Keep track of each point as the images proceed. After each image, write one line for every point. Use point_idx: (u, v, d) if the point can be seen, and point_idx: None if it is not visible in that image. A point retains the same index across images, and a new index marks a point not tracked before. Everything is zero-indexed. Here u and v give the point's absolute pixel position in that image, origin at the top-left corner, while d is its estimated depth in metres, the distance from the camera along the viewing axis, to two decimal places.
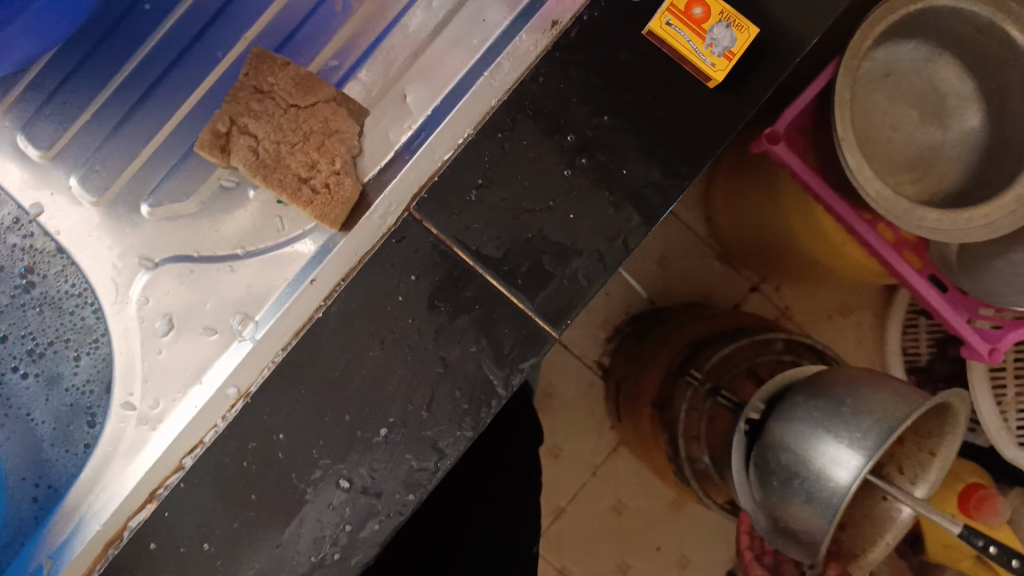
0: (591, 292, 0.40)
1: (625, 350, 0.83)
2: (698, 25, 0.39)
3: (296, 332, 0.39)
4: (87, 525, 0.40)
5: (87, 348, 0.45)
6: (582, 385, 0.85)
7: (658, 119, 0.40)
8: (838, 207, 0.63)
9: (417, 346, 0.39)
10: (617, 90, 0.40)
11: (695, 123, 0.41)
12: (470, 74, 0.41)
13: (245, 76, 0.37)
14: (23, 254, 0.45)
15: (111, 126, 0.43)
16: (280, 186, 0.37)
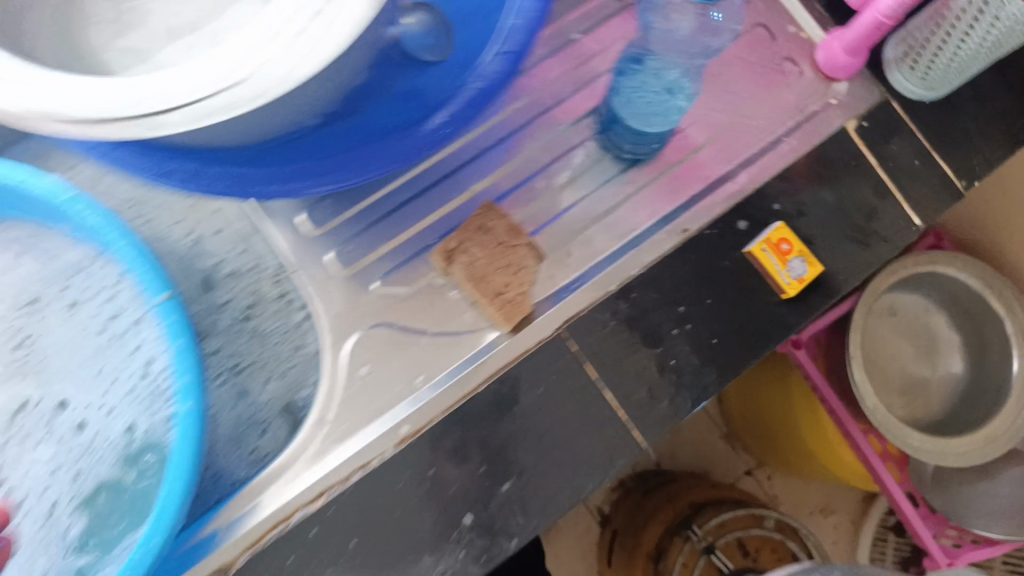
0: (666, 423, 0.53)
1: (632, 495, 0.95)
2: (783, 255, 0.55)
3: (460, 398, 0.53)
4: (259, 506, 0.52)
5: (277, 374, 0.58)
6: (585, 524, 0.98)
7: (744, 311, 0.55)
8: (838, 407, 0.78)
9: (534, 432, 0.52)
10: (721, 282, 0.55)
11: (773, 318, 0.55)
12: (621, 247, 0.56)
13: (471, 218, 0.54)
14: (250, 292, 0.59)
15: (363, 225, 0.56)
16: (482, 292, 0.53)
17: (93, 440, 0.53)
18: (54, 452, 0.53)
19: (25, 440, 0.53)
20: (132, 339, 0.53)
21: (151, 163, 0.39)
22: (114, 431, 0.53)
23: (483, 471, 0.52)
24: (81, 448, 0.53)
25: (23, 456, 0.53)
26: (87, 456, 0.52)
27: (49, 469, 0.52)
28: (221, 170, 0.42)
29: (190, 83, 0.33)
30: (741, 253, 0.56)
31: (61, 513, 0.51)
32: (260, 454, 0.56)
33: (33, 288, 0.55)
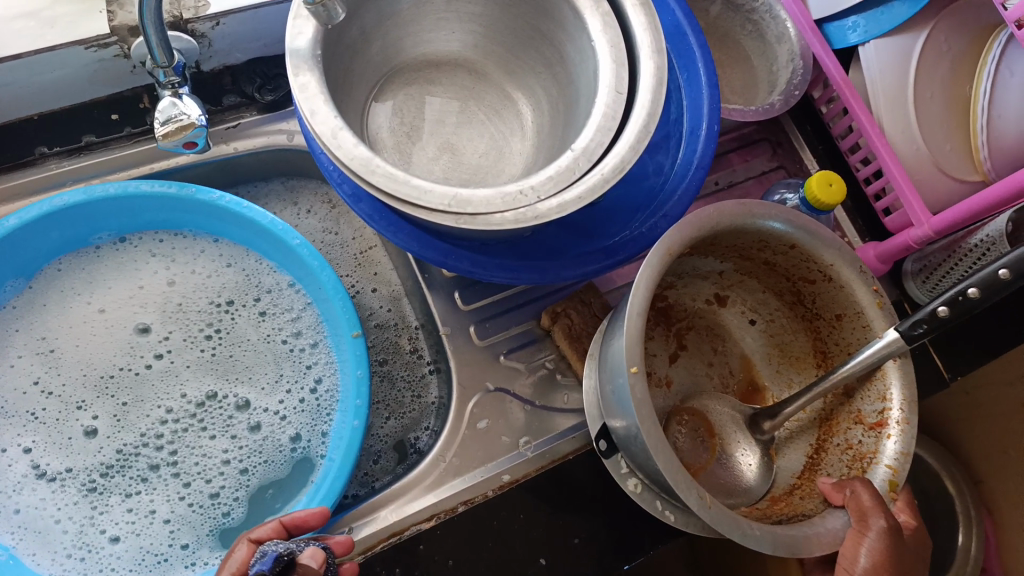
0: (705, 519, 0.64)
1: None
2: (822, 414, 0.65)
3: (553, 459, 0.65)
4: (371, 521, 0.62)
5: (396, 414, 0.70)
6: None
7: None
8: None
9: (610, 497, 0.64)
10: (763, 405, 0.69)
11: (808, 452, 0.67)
12: None
13: (576, 295, 0.69)
14: (388, 344, 0.73)
15: (499, 310, 0.70)
16: (575, 348, 0.66)
17: (261, 440, 0.63)
18: (223, 442, 0.63)
19: (199, 424, 0.63)
20: (308, 358, 0.66)
21: (414, 239, 0.54)
22: (282, 436, 0.64)
23: (572, 518, 0.63)
24: (248, 445, 0.63)
25: (200, 444, 0.63)
26: (253, 454, 0.63)
27: (220, 455, 0.62)
28: (461, 253, 0.55)
29: (495, 201, 0.48)
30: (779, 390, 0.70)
31: (225, 496, 0.61)
32: (366, 478, 0.68)
33: (229, 294, 0.67)
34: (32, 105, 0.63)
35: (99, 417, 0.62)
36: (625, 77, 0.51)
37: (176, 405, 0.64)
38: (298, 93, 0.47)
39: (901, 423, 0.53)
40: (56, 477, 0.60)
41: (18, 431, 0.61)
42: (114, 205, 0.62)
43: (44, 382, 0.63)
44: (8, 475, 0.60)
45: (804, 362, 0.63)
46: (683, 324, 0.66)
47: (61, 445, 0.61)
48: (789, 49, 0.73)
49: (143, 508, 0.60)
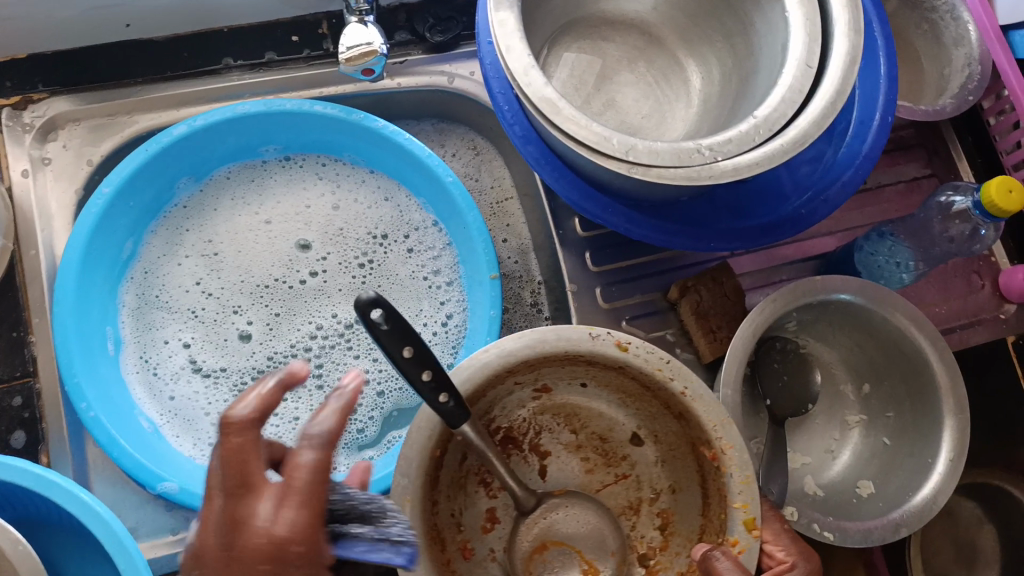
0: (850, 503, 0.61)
1: None
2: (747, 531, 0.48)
3: None
4: None
5: None
6: None
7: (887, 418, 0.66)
8: None
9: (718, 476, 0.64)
10: (885, 406, 0.66)
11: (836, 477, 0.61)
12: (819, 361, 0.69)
13: (708, 272, 0.68)
14: (511, 295, 0.74)
15: (630, 276, 0.70)
16: (700, 325, 0.66)
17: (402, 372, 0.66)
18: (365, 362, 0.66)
19: (344, 342, 0.67)
20: (443, 292, 0.68)
21: (575, 188, 0.55)
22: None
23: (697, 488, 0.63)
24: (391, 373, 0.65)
25: (341, 359, 0.66)
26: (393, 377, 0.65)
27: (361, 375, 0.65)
28: (618, 209, 0.56)
29: (672, 156, 0.49)
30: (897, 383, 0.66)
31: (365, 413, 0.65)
32: None
33: (385, 227, 0.70)
34: (221, 16, 0.66)
35: (249, 321, 0.66)
36: (817, 52, 0.51)
37: (325, 323, 0.67)
38: (498, 28, 0.49)
39: (725, 450, 0.48)
40: (211, 371, 0.65)
41: (183, 325, 0.66)
42: (288, 121, 0.65)
43: (204, 284, 0.67)
44: (168, 364, 0.64)
45: (666, 416, 0.54)
46: (532, 435, 0.60)
47: (221, 341, 0.66)
48: (966, 54, 0.70)
49: (285, 410, 0.64)
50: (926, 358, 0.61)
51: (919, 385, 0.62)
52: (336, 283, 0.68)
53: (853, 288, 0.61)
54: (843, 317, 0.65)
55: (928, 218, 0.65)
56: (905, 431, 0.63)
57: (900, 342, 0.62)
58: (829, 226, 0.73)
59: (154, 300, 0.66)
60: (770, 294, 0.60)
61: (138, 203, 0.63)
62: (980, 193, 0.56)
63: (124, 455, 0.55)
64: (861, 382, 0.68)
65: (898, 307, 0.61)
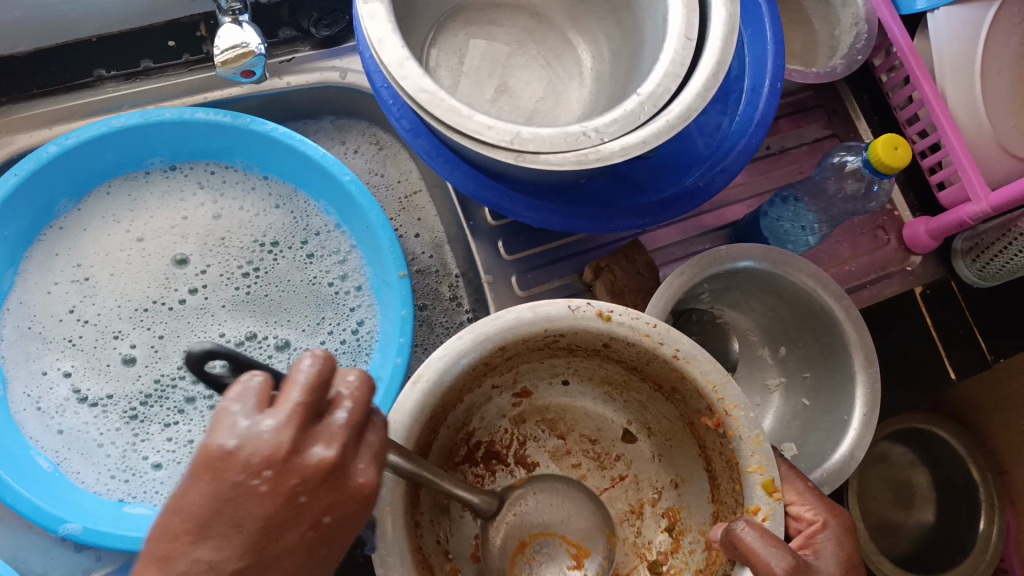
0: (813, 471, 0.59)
1: None
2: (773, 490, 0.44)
3: None
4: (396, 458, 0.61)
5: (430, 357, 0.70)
6: None
7: (805, 377, 0.66)
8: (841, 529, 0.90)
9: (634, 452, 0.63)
10: (799, 368, 0.67)
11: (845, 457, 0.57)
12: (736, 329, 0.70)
13: (620, 250, 0.68)
14: (427, 291, 0.72)
15: (543, 261, 0.69)
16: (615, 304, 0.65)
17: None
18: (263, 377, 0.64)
19: (238, 356, 0.64)
20: (352, 295, 0.66)
21: (470, 179, 0.54)
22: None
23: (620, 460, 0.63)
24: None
25: None
26: None
27: None
28: (516, 197, 0.55)
29: (559, 141, 0.48)
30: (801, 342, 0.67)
31: None
32: None
33: (274, 235, 0.67)
34: (89, 25, 0.63)
35: (130, 346, 0.64)
36: (696, 24, 0.51)
37: (213, 339, 0.65)
38: (368, 21, 0.47)
39: (729, 411, 0.45)
40: (98, 403, 0.62)
41: (67, 355, 0.62)
42: (167, 130, 0.62)
43: (80, 310, 0.63)
44: (51, 397, 0.61)
45: (657, 399, 0.53)
46: (517, 446, 0.59)
47: (101, 370, 0.63)
48: (853, 13, 0.71)
49: (181, 436, 0.61)
50: (834, 317, 0.62)
51: (830, 342, 0.63)
52: (226, 295, 0.66)
53: (759, 253, 0.62)
54: (752, 284, 0.66)
55: (824, 177, 0.66)
56: (822, 389, 0.64)
57: (808, 303, 0.63)
58: (737, 194, 0.74)
59: (29, 335, 0.62)
60: (679, 267, 0.59)
61: (11, 231, 0.60)
62: (868, 152, 0.57)
63: (20, 500, 0.53)
64: (777, 345, 0.69)
65: (803, 268, 0.62)
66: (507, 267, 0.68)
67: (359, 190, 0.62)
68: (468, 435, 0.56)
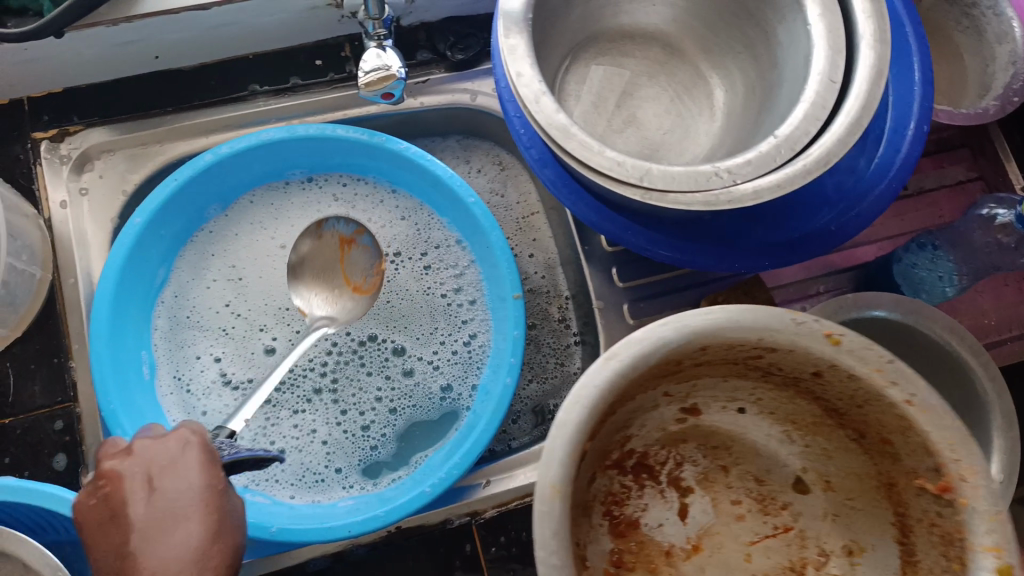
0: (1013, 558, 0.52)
1: None
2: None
3: None
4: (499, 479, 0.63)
5: (539, 378, 0.71)
6: None
7: None
8: None
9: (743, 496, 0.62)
10: None
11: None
12: None
13: (738, 286, 0.66)
14: (538, 311, 0.73)
15: (657, 291, 0.68)
16: None
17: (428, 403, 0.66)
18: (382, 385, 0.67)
19: (363, 361, 0.67)
20: (470, 311, 0.68)
21: (594, 210, 0.55)
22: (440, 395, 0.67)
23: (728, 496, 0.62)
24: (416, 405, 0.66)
25: (360, 378, 0.67)
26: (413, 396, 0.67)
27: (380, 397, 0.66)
28: (638, 230, 0.55)
29: (689, 181, 0.48)
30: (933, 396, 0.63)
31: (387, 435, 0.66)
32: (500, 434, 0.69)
33: (401, 248, 0.70)
34: (247, 46, 0.68)
35: (272, 338, 0.68)
36: (841, 67, 0.49)
37: (341, 340, 0.68)
38: (508, 56, 0.49)
39: (965, 478, 0.39)
40: (239, 386, 0.66)
41: (205, 347, 0.67)
42: (310, 145, 0.66)
43: (232, 304, 0.68)
44: (200, 379, 0.66)
45: (849, 451, 0.50)
46: (672, 467, 0.56)
47: (244, 358, 0.67)
48: (1010, 50, 0.66)
49: (306, 429, 0.65)
50: (972, 375, 0.58)
51: (965, 401, 0.59)
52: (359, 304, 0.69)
53: (892, 302, 0.59)
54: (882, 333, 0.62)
55: (968, 227, 0.62)
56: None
57: (943, 357, 0.60)
58: (868, 235, 0.71)
59: (183, 323, 0.67)
60: None
61: (168, 232, 0.65)
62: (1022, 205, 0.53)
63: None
64: None
65: (939, 320, 0.59)
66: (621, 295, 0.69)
67: (483, 212, 0.64)
68: (625, 441, 0.53)
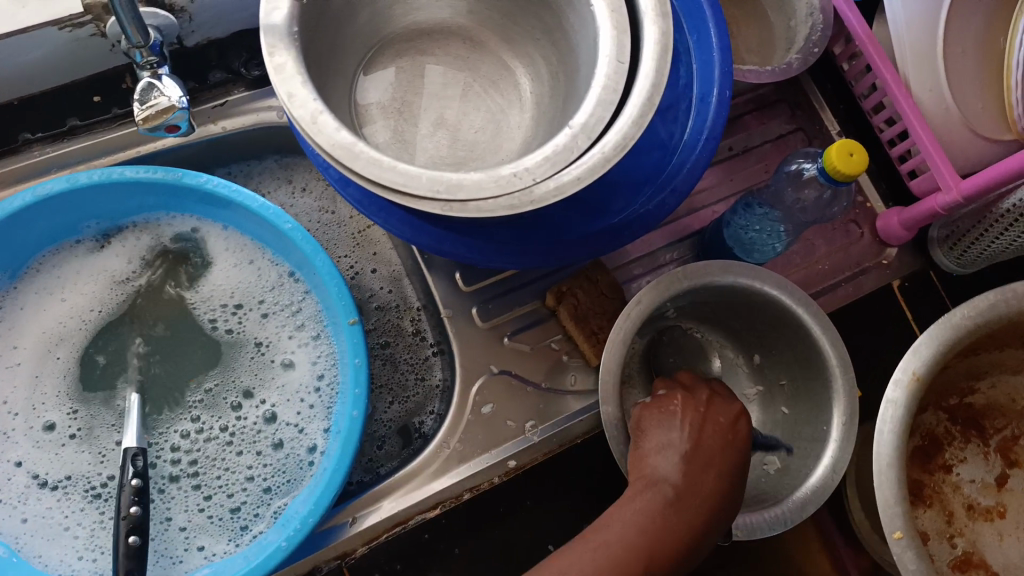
0: None
1: None
2: None
3: (545, 452, 0.63)
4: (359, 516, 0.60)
5: (400, 399, 0.68)
6: None
7: (782, 384, 0.64)
8: None
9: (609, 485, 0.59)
10: (777, 376, 0.65)
11: None
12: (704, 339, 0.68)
13: (581, 272, 0.65)
14: (390, 327, 0.70)
15: (503, 289, 0.66)
16: (581, 330, 0.63)
17: (285, 458, 0.62)
18: (234, 444, 0.62)
19: (207, 420, 0.62)
20: (313, 345, 0.64)
21: (409, 227, 0.53)
22: (297, 443, 0.62)
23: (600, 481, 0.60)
24: (272, 462, 0.61)
25: (211, 442, 0.62)
26: (263, 446, 0.62)
27: (231, 454, 0.62)
28: (457, 240, 0.54)
29: (488, 185, 0.46)
30: (775, 352, 0.64)
31: (245, 495, 0.60)
32: (364, 466, 0.65)
33: (236, 297, 0.65)
34: (7, 90, 0.60)
35: (90, 422, 0.62)
36: (627, 46, 0.48)
37: (185, 407, 0.63)
38: (274, 77, 0.44)
39: None
40: (58, 485, 0.60)
41: (10, 446, 0.61)
42: (97, 193, 0.60)
43: (30, 398, 0.62)
44: (12, 487, 0.59)
45: None
46: (959, 435, 0.59)
47: (64, 450, 0.61)
48: (808, 2, 0.67)
49: (159, 509, 0.59)
50: (802, 323, 0.59)
51: (806, 355, 0.61)
52: (194, 364, 0.64)
53: (722, 270, 0.59)
54: (716, 296, 0.62)
55: None
56: (800, 395, 0.62)
57: (779, 315, 0.61)
58: (703, 200, 0.71)
59: None
60: (637, 294, 0.57)
61: None
62: (823, 159, 0.54)
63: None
64: (751, 353, 0.67)
65: (767, 278, 0.59)
66: (466, 299, 0.66)
67: (297, 232, 0.59)
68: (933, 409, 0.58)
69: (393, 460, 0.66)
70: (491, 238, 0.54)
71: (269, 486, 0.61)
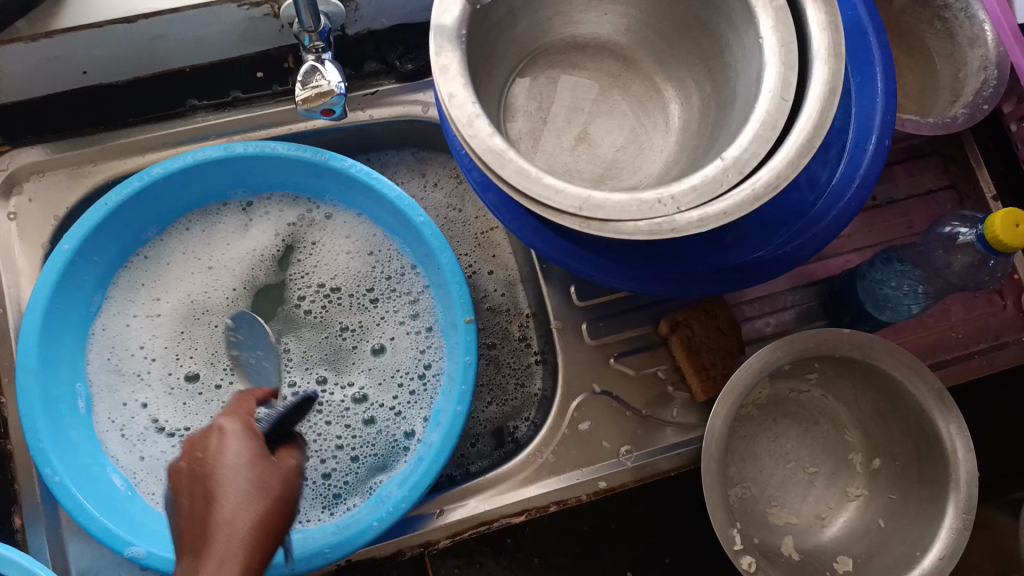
0: None
1: None
2: None
3: (637, 478, 0.62)
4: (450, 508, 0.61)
5: (498, 401, 0.68)
6: None
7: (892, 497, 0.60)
8: None
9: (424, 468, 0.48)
10: (892, 466, 0.61)
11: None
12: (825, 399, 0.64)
13: (699, 304, 0.64)
14: (498, 329, 0.71)
15: (617, 308, 0.66)
16: (692, 362, 0.62)
17: (379, 433, 0.64)
18: (340, 416, 0.64)
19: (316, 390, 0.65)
20: (424, 334, 0.66)
21: (540, 238, 0.53)
22: (398, 429, 0.64)
23: None
24: (363, 436, 0.63)
25: (318, 412, 0.64)
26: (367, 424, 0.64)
27: (334, 427, 0.64)
28: (584, 256, 0.54)
29: (631, 208, 0.45)
30: (893, 451, 0.61)
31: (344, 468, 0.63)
32: (457, 460, 0.67)
33: (357, 280, 0.68)
34: (176, 57, 0.63)
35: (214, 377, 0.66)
36: (794, 84, 0.46)
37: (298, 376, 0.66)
38: (440, 76, 0.46)
39: None
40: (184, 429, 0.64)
41: (142, 387, 0.65)
42: (248, 163, 0.63)
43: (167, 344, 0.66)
44: (132, 426, 0.64)
45: None
46: None
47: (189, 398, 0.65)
48: (982, 55, 0.63)
49: None
50: (941, 438, 0.57)
51: (925, 466, 0.58)
52: (306, 334, 0.67)
53: (885, 353, 0.58)
54: (868, 379, 0.61)
55: None
56: (905, 509, 0.58)
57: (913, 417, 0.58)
58: (836, 248, 0.68)
59: (110, 365, 0.65)
60: (782, 339, 0.57)
61: (102, 257, 0.63)
62: (983, 226, 0.51)
63: (91, 520, 0.55)
64: (871, 455, 0.63)
65: (913, 371, 0.57)
66: (578, 313, 0.66)
67: (428, 225, 0.61)
68: None
69: (487, 459, 0.66)
70: (622, 265, 0.54)
71: (368, 463, 0.63)
